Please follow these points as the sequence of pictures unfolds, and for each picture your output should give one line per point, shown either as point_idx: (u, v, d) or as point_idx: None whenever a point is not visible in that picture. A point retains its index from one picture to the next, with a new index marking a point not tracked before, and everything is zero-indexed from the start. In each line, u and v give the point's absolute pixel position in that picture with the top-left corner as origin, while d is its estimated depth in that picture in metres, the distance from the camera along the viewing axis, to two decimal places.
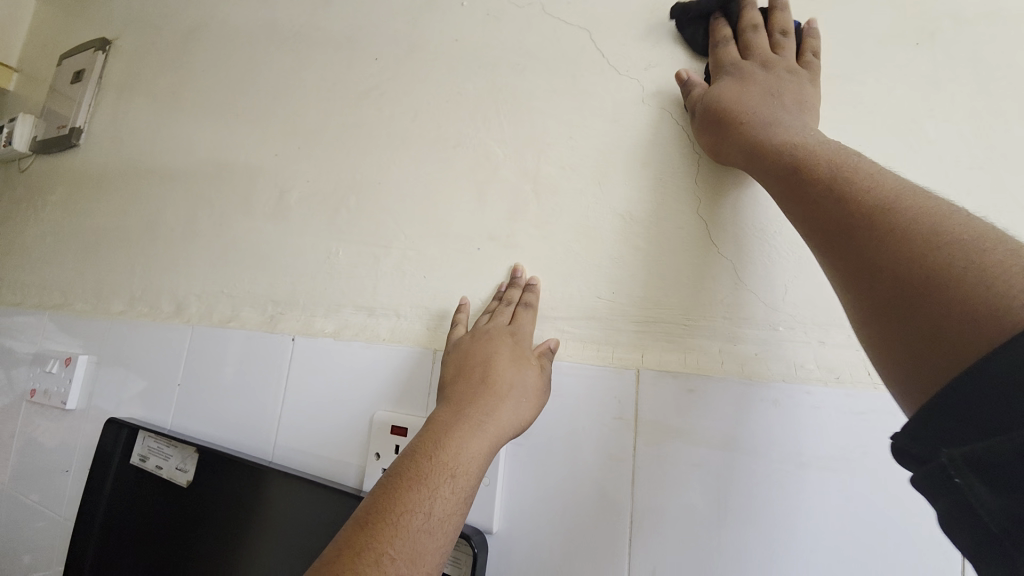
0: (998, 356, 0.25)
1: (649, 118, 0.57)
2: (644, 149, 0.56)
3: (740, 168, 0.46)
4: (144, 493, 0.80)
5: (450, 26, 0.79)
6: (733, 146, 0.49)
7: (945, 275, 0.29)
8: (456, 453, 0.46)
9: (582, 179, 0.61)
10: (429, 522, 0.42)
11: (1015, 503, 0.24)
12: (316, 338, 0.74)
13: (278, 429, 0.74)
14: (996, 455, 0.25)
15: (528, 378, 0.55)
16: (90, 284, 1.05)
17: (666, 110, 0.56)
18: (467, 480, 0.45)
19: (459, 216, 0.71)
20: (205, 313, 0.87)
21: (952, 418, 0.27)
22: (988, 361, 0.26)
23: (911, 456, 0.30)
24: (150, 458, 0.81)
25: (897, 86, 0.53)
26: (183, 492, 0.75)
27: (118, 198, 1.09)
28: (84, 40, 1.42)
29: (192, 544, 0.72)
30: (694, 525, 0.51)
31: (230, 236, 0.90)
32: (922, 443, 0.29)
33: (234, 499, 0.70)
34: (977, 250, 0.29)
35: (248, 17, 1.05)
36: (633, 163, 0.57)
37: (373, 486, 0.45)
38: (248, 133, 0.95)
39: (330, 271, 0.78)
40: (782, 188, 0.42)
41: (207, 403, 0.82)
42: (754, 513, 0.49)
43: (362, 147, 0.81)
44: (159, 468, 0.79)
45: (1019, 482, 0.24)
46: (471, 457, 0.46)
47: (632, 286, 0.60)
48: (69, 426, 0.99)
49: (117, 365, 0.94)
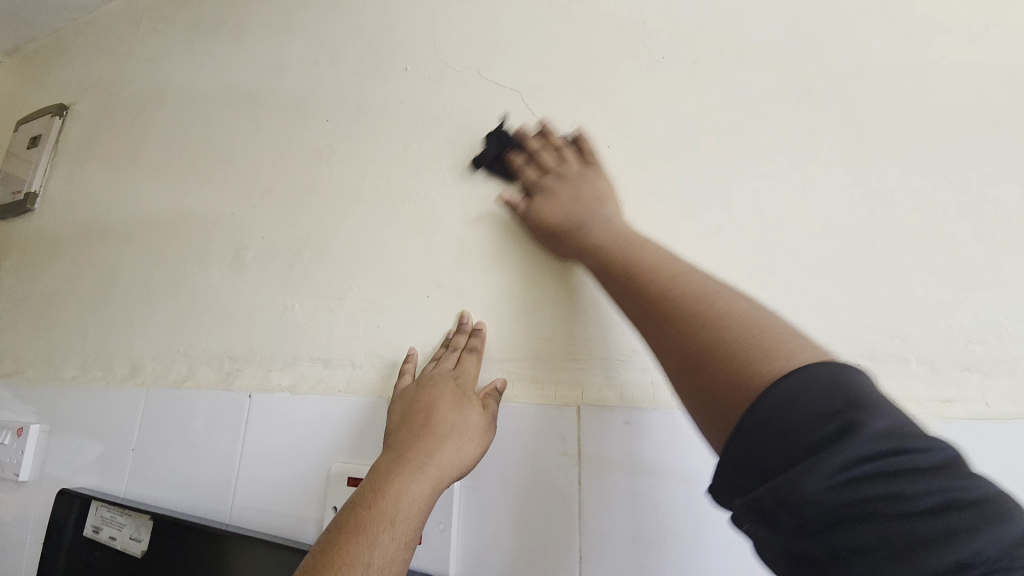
0: (794, 387, 0.31)
1: (558, 171, 0.64)
2: (547, 193, 0.63)
3: (605, 236, 0.54)
4: (98, 565, 0.78)
5: (394, 88, 0.84)
6: (602, 216, 0.57)
7: (727, 349, 0.35)
8: (395, 501, 0.49)
9: (505, 200, 0.67)
10: (368, 572, 0.45)
11: (844, 518, 0.27)
12: (272, 393, 0.75)
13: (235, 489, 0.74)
14: (813, 471, 0.28)
15: (470, 420, 0.58)
16: (43, 349, 1.03)
17: (570, 169, 0.64)
18: (406, 527, 0.48)
19: (408, 268, 0.74)
20: (162, 373, 0.87)
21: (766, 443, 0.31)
22: (793, 395, 0.31)
23: (730, 492, 0.33)
24: (104, 527, 0.79)
25: (787, 136, 0.60)
26: (138, 560, 0.74)
27: (73, 261, 1.09)
28: (41, 106, 1.44)
29: None
30: (638, 553, 0.54)
31: (186, 294, 0.91)
32: (741, 479, 0.32)
33: (191, 564, 0.69)
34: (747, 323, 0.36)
35: (203, 82, 1.09)
36: (536, 203, 0.64)
37: (317, 540, 0.48)
38: (204, 193, 0.97)
39: (285, 325, 0.80)
40: (631, 258, 0.49)
41: (163, 465, 0.81)
42: (694, 539, 0.52)
43: (315, 203, 0.85)
44: (113, 538, 0.77)
45: (840, 496, 0.27)
46: (410, 504, 0.49)
47: (570, 326, 0.64)
48: (21, 498, 0.96)
49: (71, 431, 0.93)
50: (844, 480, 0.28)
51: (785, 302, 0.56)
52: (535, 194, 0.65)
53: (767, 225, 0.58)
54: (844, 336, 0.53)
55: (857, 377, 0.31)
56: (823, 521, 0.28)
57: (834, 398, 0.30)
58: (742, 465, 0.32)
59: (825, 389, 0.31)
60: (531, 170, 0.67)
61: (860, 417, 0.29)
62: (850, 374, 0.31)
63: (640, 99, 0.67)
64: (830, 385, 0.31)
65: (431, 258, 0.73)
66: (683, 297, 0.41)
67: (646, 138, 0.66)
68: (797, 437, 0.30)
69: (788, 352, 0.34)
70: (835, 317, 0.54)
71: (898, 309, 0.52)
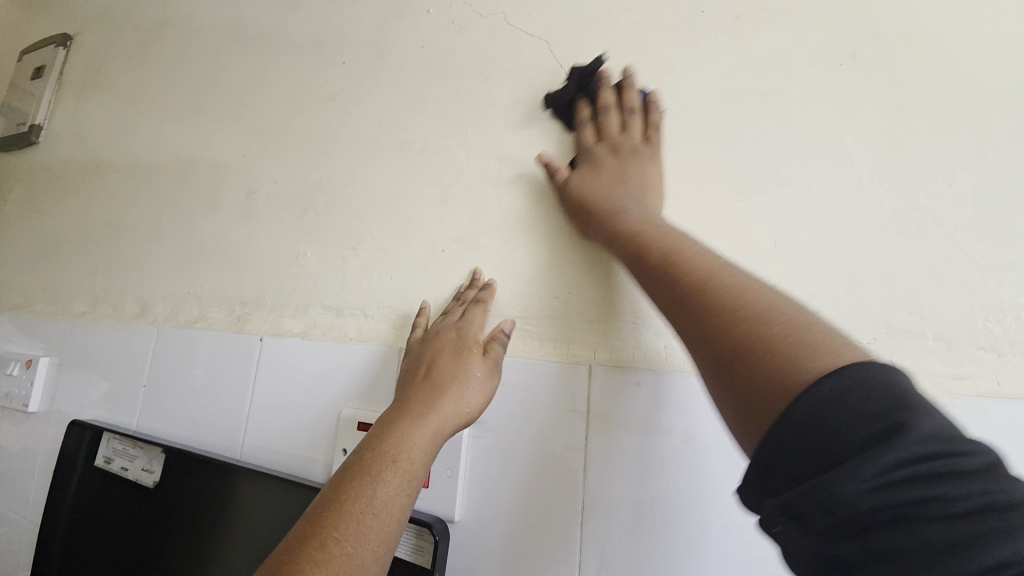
0: (853, 387, 0.30)
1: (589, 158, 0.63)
2: (591, 168, 0.62)
3: (633, 226, 0.53)
4: (111, 493, 0.80)
5: (416, 33, 0.81)
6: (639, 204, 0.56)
7: (764, 348, 0.35)
8: (399, 445, 0.50)
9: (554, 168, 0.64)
10: (372, 507, 0.46)
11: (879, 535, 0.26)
12: (284, 338, 0.76)
13: (246, 428, 0.75)
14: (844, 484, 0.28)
15: (476, 376, 0.58)
16: (51, 285, 1.03)
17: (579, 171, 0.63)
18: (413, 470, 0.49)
19: (424, 220, 0.73)
20: (172, 313, 0.87)
21: (807, 445, 0.30)
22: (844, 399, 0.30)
23: (763, 490, 0.32)
24: (116, 458, 0.81)
25: (825, 103, 0.58)
26: (150, 491, 0.76)
27: (79, 197, 1.07)
28: (44, 35, 1.39)
29: (159, 542, 0.73)
30: (637, 516, 0.55)
31: (196, 237, 0.90)
32: (780, 477, 0.31)
33: (201, 497, 0.71)
34: (768, 319, 0.37)
35: (214, 17, 1.05)
36: (578, 176, 0.62)
37: (324, 485, 0.49)
38: (214, 134, 0.95)
39: (298, 273, 0.79)
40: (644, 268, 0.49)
41: (174, 403, 0.83)
42: (695, 499, 0.53)
43: (330, 150, 0.82)
44: (125, 468, 0.79)
45: (878, 505, 0.27)
46: (417, 449, 0.50)
47: (587, 286, 0.63)
48: (31, 428, 0.98)
49: (81, 366, 0.94)
50: (884, 493, 0.27)
51: (806, 274, 0.55)
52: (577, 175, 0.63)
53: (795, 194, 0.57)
54: (863, 310, 0.53)
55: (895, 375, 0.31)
56: (858, 523, 0.27)
57: (880, 399, 0.29)
58: (785, 479, 0.31)
59: (872, 392, 0.30)
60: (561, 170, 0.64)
61: (908, 419, 0.28)
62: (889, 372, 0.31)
63: (674, 56, 0.65)
64: (879, 391, 0.30)
65: (450, 211, 0.72)
66: (724, 307, 0.39)
67: (678, 98, 0.64)
68: (840, 436, 0.29)
69: (812, 359, 0.33)
70: (856, 291, 0.53)
71: (920, 286, 0.52)
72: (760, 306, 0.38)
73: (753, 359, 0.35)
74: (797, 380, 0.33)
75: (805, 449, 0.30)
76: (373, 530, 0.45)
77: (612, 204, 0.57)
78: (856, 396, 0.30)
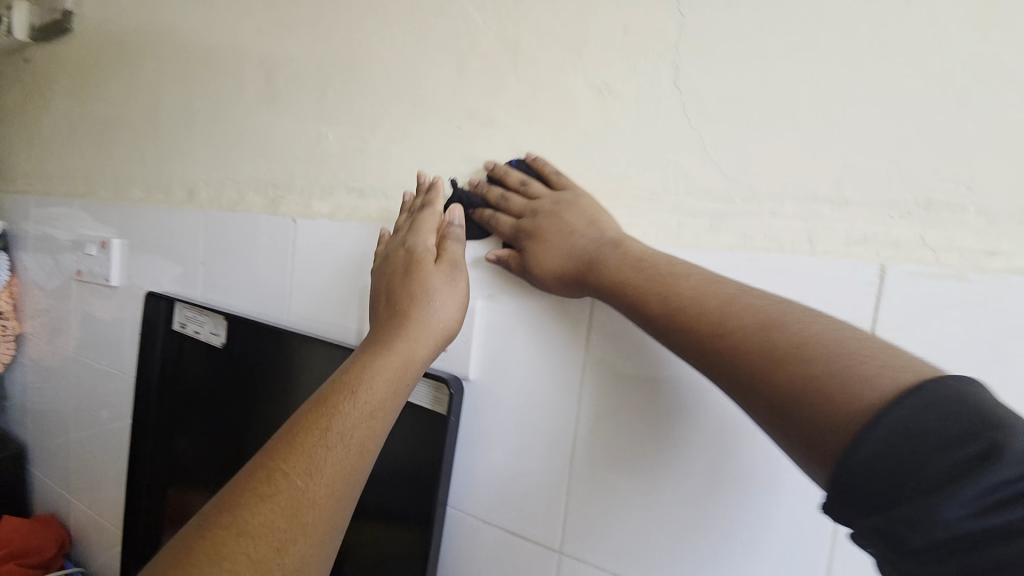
0: (913, 407, 0.30)
1: (529, 210, 0.63)
2: (534, 236, 0.61)
3: (617, 269, 0.53)
4: (190, 350, 0.94)
5: None
6: (606, 239, 0.56)
7: (805, 381, 0.35)
8: (413, 352, 0.56)
9: (493, 258, 0.66)
10: (345, 427, 0.48)
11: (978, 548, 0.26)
12: (315, 219, 0.80)
13: (292, 297, 0.83)
14: (948, 503, 0.27)
15: (440, 284, 0.61)
16: (110, 172, 1.11)
17: (543, 205, 0.62)
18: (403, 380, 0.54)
19: (439, 96, 0.71)
20: (216, 197, 0.93)
21: (886, 463, 0.29)
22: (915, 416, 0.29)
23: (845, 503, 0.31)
24: (190, 323, 0.93)
25: None
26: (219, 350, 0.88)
27: (119, 85, 1.10)
28: None
29: (232, 390, 0.86)
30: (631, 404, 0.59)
31: (227, 121, 0.92)
32: (866, 495, 0.30)
33: (261, 356, 0.82)
34: (830, 357, 0.35)
35: None
36: (528, 253, 0.62)
37: (298, 415, 0.50)
38: (230, 8, 0.91)
39: (322, 154, 0.81)
40: (669, 284, 0.48)
41: (228, 279, 0.92)
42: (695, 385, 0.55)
43: (343, 21, 0.78)
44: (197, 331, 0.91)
45: (977, 523, 0.27)
46: (411, 356, 0.55)
47: (606, 164, 0.61)
48: (118, 301, 1.13)
49: (149, 248, 1.04)
50: (978, 513, 0.27)
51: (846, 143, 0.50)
52: (521, 243, 0.63)
53: (851, 46, 0.49)
54: (903, 183, 0.48)
55: (969, 393, 0.30)
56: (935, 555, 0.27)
57: (956, 419, 0.29)
58: (870, 503, 0.30)
59: (946, 409, 0.29)
60: (514, 198, 0.64)
61: (1001, 438, 0.27)
62: (964, 391, 0.30)
63: None
64: (948, 402, 0.29)
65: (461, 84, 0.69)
66: (747, 327, 0.40)
67: None
68: (923, 467, 0.28)
69: (858, 390, 0.32)
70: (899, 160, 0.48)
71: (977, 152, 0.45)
72: (757, 336, 0.39)
73: (797, 390, 0.35)
74: (841, 408, 0.32)
75: (880, 476, 0.29)
76: (349, 419, 0.48)
77: (574, 235, 0.59)
78: (926, 418, 0.29)
